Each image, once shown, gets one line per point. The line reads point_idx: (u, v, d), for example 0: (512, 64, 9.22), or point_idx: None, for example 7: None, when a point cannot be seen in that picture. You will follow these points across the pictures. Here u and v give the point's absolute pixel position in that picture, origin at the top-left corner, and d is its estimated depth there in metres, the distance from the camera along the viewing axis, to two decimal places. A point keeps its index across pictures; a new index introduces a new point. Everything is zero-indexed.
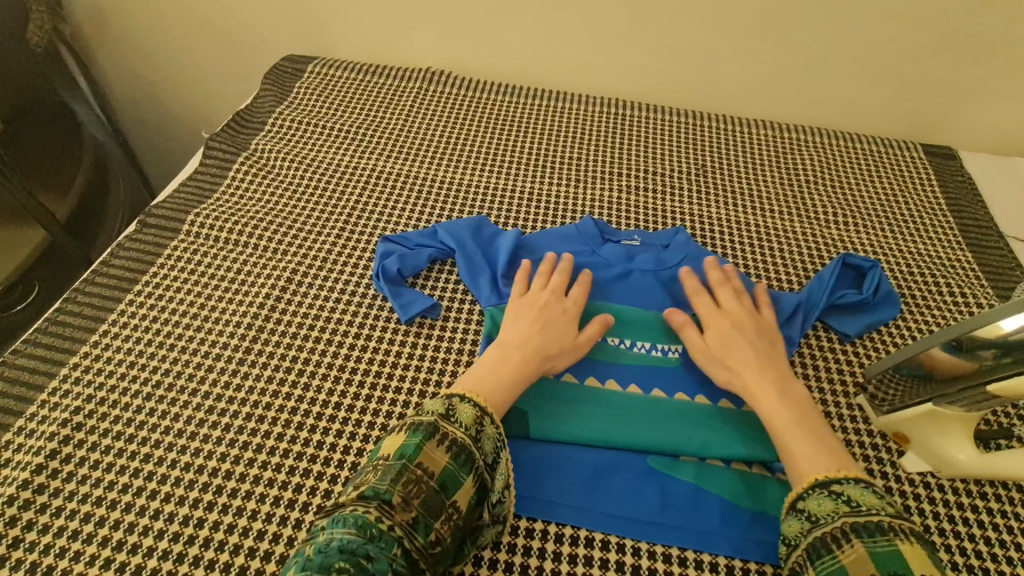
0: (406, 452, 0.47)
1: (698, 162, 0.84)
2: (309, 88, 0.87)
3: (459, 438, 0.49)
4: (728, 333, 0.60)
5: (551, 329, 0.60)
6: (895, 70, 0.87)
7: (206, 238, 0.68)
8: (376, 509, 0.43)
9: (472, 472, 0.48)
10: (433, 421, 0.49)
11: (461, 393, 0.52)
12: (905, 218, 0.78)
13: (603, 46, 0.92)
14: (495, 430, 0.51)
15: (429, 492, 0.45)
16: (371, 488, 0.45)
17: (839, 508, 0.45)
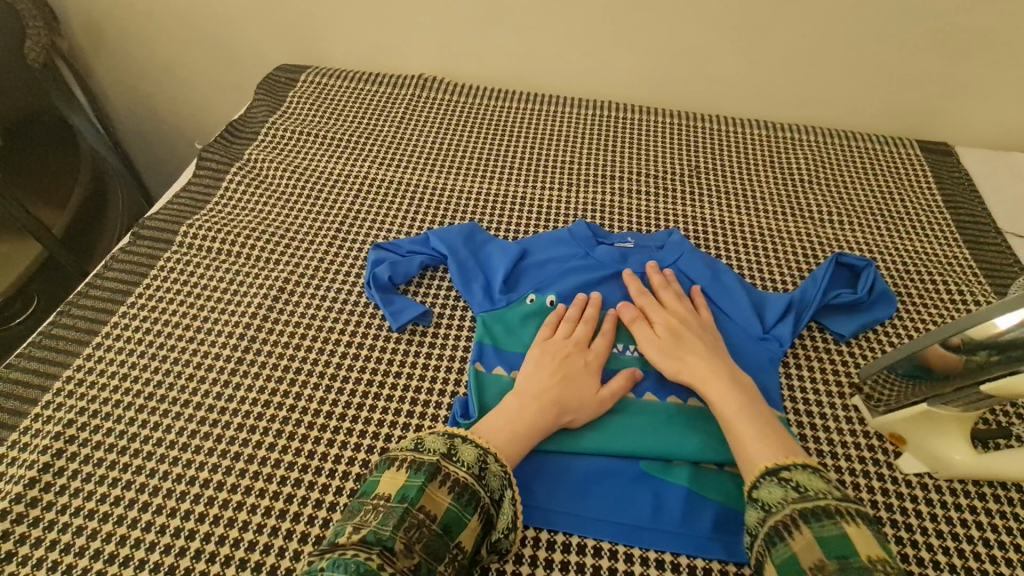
0: (407, 494, 0.45)
1: (691, 166, 0.87)
2: (311, 102, 0.93)
3: (463, 478, 0.47)
4: (671, 326, 0.61)
5: (575, 382, 0.57)
6: (876, 65, 0.91)
7: (204, 251, 0.70)
8: (378, 556, 0.42)
9: (476, 511, 0.47)
10: (434, 461, 0.47)
11: (471, 438, 0.50)
12: (902, 218, 0.81)
13: (596, 49, 0.96)
14: (501, 469, 0.50)
15: (430, 536, 0.44)
16: (372, 532, 0.43)
17: (789, 495, 0.45)
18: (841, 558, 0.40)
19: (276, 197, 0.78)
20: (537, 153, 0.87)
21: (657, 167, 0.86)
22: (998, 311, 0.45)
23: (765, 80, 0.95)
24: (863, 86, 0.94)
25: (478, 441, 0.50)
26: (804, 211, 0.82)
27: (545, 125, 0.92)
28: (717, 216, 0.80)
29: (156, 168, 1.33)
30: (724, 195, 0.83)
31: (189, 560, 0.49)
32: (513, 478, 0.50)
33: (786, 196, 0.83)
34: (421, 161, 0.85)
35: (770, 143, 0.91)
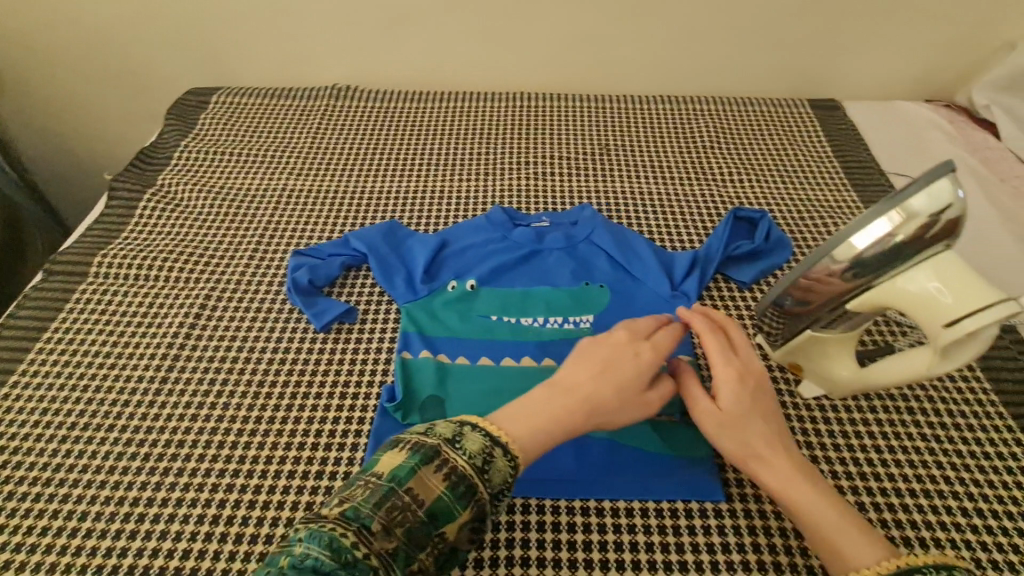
0: (398, 474, 0.40)
1: (599, 144, 0.91)
2: (224, 122, 0.94)
3: (460, 467, 0.41)
4: (745, 390, 0.50)
5: (624, 367, 0.49)
6: (759, 32, 0.98)
7: (118, 277, 0.70)
8: (355, 533, 0.37)
9: (469, 506, 0.41)
10: (436, 445, 0.42)
11: (485, 427, 0.44)
12: (795, 170, 0.88)
13: (500, 42, 0.99)
14: (509, 464, 0.43)
15: (414, 523, 0.39)
16: (353, 508, 0.38)
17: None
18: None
19: (192, 218, 0.78)
20: (453, 147, 0.90)
21: (568, 149, 0.90)
22: (854, 230, 0.47)
23: (664, 57, 1.01)
24: (752, 53, 1.00)
25: (489, 430, 0.44)
26: (707, 174, 0.87)
27: (459, 121, 0.94)
28: (627, 188, 0.85)
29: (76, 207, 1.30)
30: (632, 168, 0.88)
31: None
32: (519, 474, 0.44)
33: (690, 163, 0.89)
34: (339, 167, 0.86)
35: (673, 115, 0.97)
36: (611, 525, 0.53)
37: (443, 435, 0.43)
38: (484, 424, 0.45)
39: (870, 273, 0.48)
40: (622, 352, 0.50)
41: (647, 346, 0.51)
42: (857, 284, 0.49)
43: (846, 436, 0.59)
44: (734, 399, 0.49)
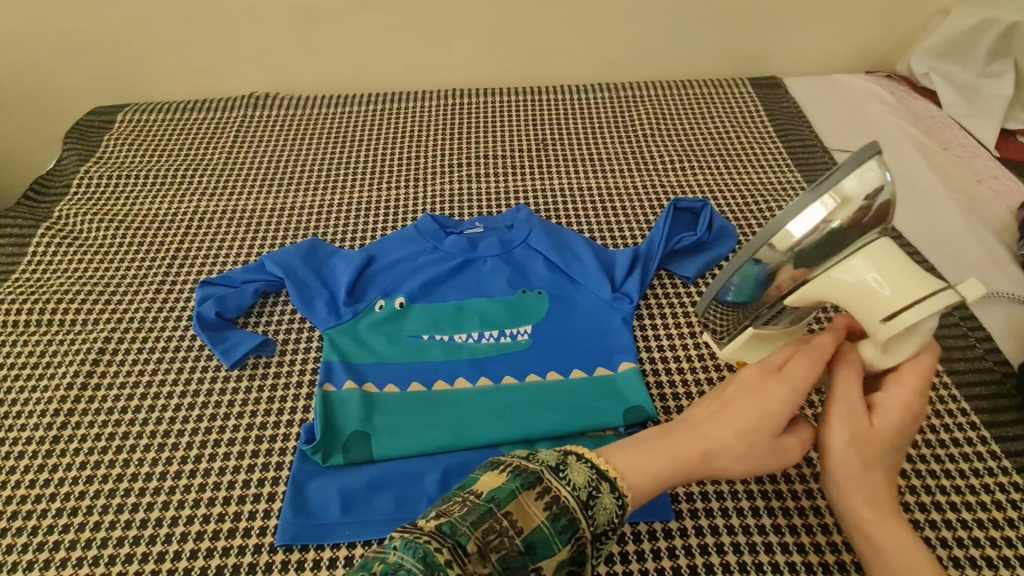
0: (497, 495, 0.36)
1: (535, 138, 0.87)
2: (128, 143, 0.87)
3: (565, 497, 0.37)
4: (909, 422, 0.42)
5: (745, 406, 0.42)
6: (694, 12, 0.94)
7: (6, 326, 0.64)
8: (450, 551, 0.33)
9: (570, 540, 0.36)
10: (539, 470, 0.37)
11: (586, 458, 0.40)
12: (737, 153, 0.85)
13: (424, 38, 0.93)
14: (613, 500, 0.39)
15: (510, 551, 0.35)
16: (449, 524, 0.34)
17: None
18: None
19: (94, 252, 0.71)
20: (380, 154, 0.84)
21: (503, 147, 0.85)
22: (790, 217, 0.41)
23: (599, 44, 0.97)
24: (689, 33, 0.97)
25: (592, 462, 0.40)
26: (648, 164, 0.83)
27: (387, 124, 0.89)
28: (566, 184, 0.80)
29: None
30: (571, 162, 0.84)
31: None
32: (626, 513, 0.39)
33: (631, 152, 0.85)
34: (256, 183, 0.80)
35: (612, 104, 0.93)
36: None
37: (546, 462, 0.39)
38: (586, 454, 0.41)
39: (809, 264, 0.43)
40: (748, 389, 0.43)
41: (777, 383, 0.42)
42: (797, 276, 0.44)
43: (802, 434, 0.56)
44: (892, 421, 0.42)
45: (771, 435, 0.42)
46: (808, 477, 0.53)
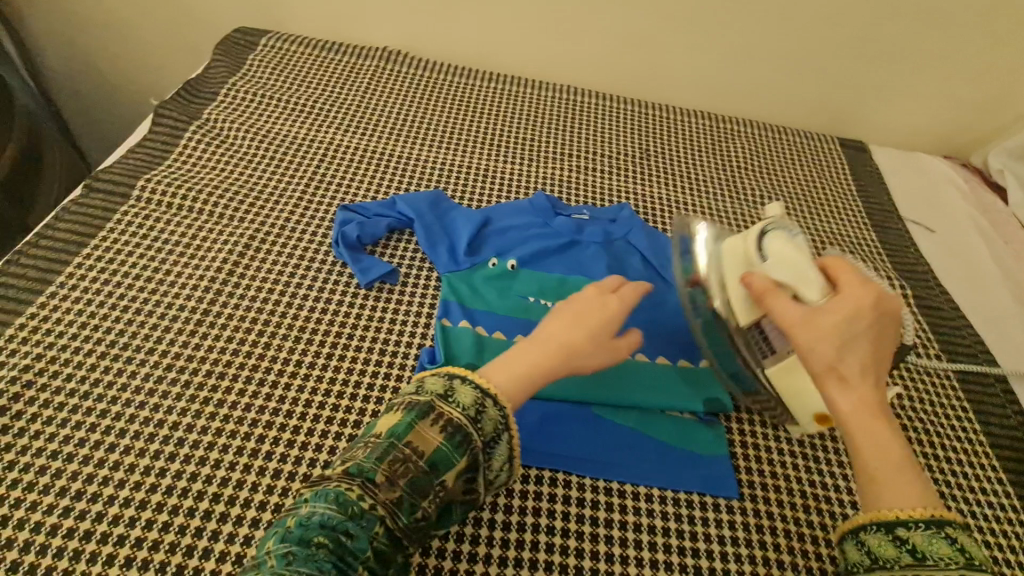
0: (396, 430, 0.43)
1: (641, 147, 0.93)
2: (266, 63, 0.91)
3: (456, 419, 0.44)
4: (866, 311, 0.48)
5: (582, 318, 0.54)
6: (811, 67, 0.99)
7: (154, 204, 0.69)
8: (359, 487, 0.41)
9: (467, 453, 0.44)
10: (429, 401, 0.45)
11: (472, 378, 0.47)
12: (822, 203, 0.92)
13: (558, 35, 0.98)
14: (498, 412, 0.46)
15: (417, 472, 0.42)
16: (356, 465, 0.42)
17: (957, 557, 0.40)
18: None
19: (239, 156, 0.77)
20: (500, 129, 0.91)
21: (611, 148, 0.92)
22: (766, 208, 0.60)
23: (715, 75, 1.02)
24: (801, 87, 1.02)
25: (479, 383, 0.47)
26: (740, 195, 0.90)
27: (508, 103, 0.95)
28: (665, 196, 0.87)
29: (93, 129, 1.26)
30: (672, 176, 0.90)
31: (161, 496, 0.50)
32: (510, 420, 0.47)
33: (726, 181, 0.92)
34: (385, 129, 0.86)
35: (714, 132, 0.99)
36: (631, 509, 0.56)
37: (433, 390, 0.45)
38: (473, 376, 0.47)
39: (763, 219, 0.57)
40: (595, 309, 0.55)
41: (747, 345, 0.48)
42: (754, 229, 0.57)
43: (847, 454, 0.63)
44: (847, 329, 0.47)
45: (608, 334, 0.54)
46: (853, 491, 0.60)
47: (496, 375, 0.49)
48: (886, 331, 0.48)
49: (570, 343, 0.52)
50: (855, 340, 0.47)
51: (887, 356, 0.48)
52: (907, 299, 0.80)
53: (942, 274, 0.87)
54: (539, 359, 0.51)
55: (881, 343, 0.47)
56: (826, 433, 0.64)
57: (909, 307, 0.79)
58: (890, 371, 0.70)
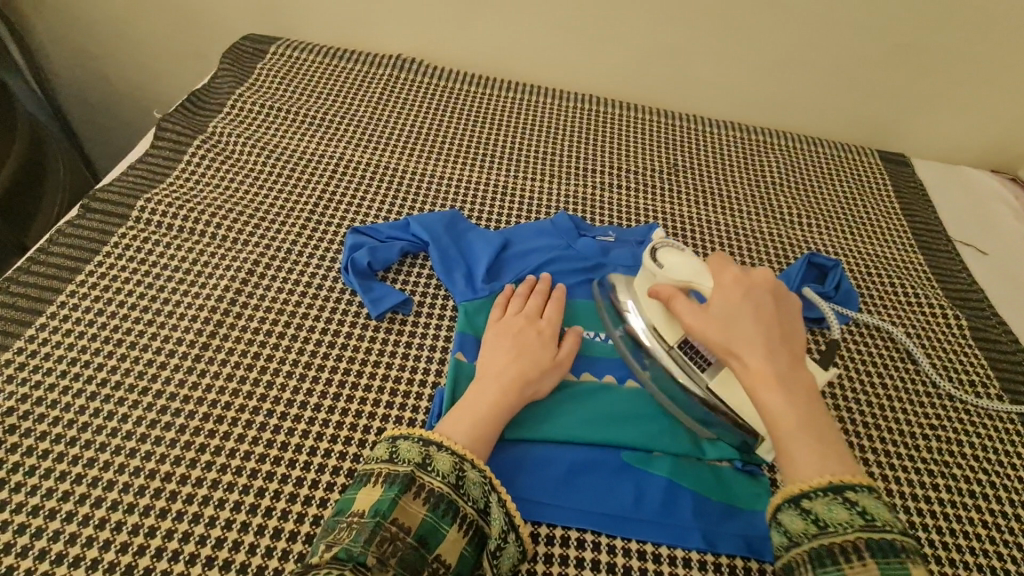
0: (381, 507, 0.44)
1: (668, 162, 0.88)
2: (274, 71, 0.87)
3: (438, 488, 0.46)
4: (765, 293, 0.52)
5: (531, 344, 0.57)
6: (852, 77, 0.93)
7: (157, 226, 0.65)
8: (352, 572, 0.40)
9: (455, 521, 0.45)
10: (410, 472, 0.46)
11: (451, 445, 0.48)
12: (864, 223, 0.86)
13: (580, 42, 0.92)
14: (481, 474, 0.48)
15: (406, 549, 0.43)
16: (344, 550, 0.42)
17: (853, 520, 0.42)
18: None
19: (246, 173, 0.73)
20: (520, 143, 0.85)
21: (637, 163, 0.87)
22: None
23: (748, 85, 0.95)
24: (840, 97, 0.96)
25: (457, 449, 0.48)
26: (775, 214, 0.84)
27: (527, 115, 0.90)
28: (695, 216, 0.81)
29: (102, 139, 1.23)
30: (702, 194, 0.85)
31: (150, 559, 0.45)
32: (495, 479, 0.48)
33: (759, 199, 0.86)
34: (399, 144, 0.81)
35: (746, 146, 0.93)
36: (667, 574, 0.51)
37: (412, 458, 0.47)
38: (448, 440, 0.48)
39: None
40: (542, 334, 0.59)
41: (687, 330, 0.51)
42: None
43: (903, 509, 0.57)
44: (736, 319, 0.50)
45: (550, 354, 0.58)
46: None
47: (455, 431, 0.50)
48: (771, 311, 0.51)
49: (522, 375, 0.55)
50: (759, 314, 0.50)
51: (793, 336, 0.51)
52: (964, 331, 0.73)
53: (996, 301, 0.80)
54: (488, 405, 0.52)
55: (773, 321, 0.50)
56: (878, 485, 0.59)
57: (965, 341, 0.72)
58: (942, 415, 0.65)
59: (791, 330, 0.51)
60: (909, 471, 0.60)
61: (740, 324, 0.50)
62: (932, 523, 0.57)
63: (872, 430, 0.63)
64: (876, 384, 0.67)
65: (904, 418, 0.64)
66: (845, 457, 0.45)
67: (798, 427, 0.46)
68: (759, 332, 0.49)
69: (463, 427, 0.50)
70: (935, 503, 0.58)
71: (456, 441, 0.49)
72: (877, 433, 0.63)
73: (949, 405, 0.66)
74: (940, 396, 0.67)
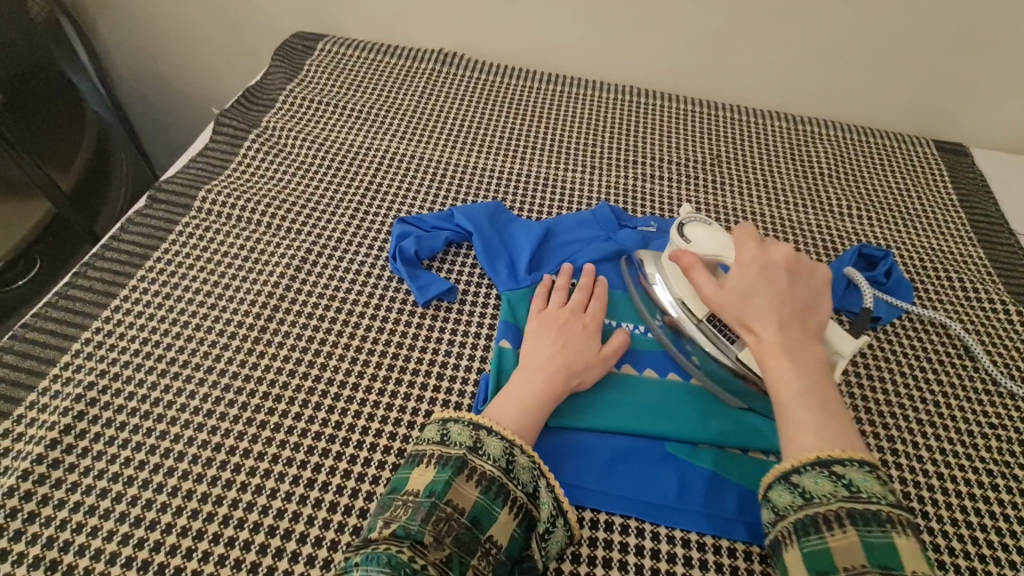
0: (435, 488, 0.46)
1: (710, 152, 0.87)
2: (321, 66, 0.90)
3: (489, 471, 0.47)
4: (794, 271, 0.54)
5: (576, 339, 0.58)
6: (907, 64, 0.89)
7: (217, 215, 0.69)
8: (409, 549, 0.42)
9: (505, 504, 0.47)
10: (462, 456, 0.47)
11: (500, 430, 0.49)
12: (917, 214, 0.83)
13: (620, 33, 0.92)
14: (529, 459, 0.49)
15: (460, 530, 0.44)
16: (401, 527, 0.44)
17: (838, 491, 0.44)
18: (884, 568, 0.40)
19: (297, 165, 0.76)
20: (561, 135, 0.86)
21: (679, 154, 0.86)
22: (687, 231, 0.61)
23: (795, 73, 0.93)
24: (893, 85, 0.92)
25: (505, 433, 0.49)
26: (824, 205, 0.82)
27: (567, 107, 0.90)
28: (738, 207, 0.80)
29: (161, 136, 1.30)
30: (745, 185, 0.83)
31: (217, 526, 0.48)
32: (543, 464, 0.49)
33: (806, 190, 0.84)
34: (443, 136, 0.83)
35: (792, 136, 0.91)
36: (711, 563, 0.51)
37: (464, 442, 0.48)
38: (498, 426, 0.50)
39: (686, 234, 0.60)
40: (586, 330, 0.59)
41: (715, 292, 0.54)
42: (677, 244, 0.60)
43: (958, 508, 0.56)
44: (755, 295, 0.52)
45: (596, 350, 0.58)
46: (972, 555, 0.53)
47: (504, 416, 0.51)
48: (790, 284, 0.53)
49: (567, 364, 0.56)
50: (784, 288, 0.53)
51: (812, 314, 0.53)
52: None
53: None
54: (535, 393, 0.53)
55: (790, 299, 0.52)
56: (933, 483, 0.57)
57: None
58: (1001, 413, 0.63)
59: (810, 303, 0.53)
60: (966, 470, 0.58)
61: (762, 294, 0.52)
62: (991, 524, 0.55)
63: (927, 427, 0.61)
64: (931, 380, 0.64)
65: (960, 416, 0.62)
66: (845, 433, 0.47)
67: (803, 398, 0.48)
68: (775, 308, 0.52)
69: (509, 413, 0.51)
70: (994, 504, 0.56)
71: (505, 426, 0.50)
72: (931, 431, 0.61)
73: (1009, 404, 0.63)
74: (1001, 394, 0.64)
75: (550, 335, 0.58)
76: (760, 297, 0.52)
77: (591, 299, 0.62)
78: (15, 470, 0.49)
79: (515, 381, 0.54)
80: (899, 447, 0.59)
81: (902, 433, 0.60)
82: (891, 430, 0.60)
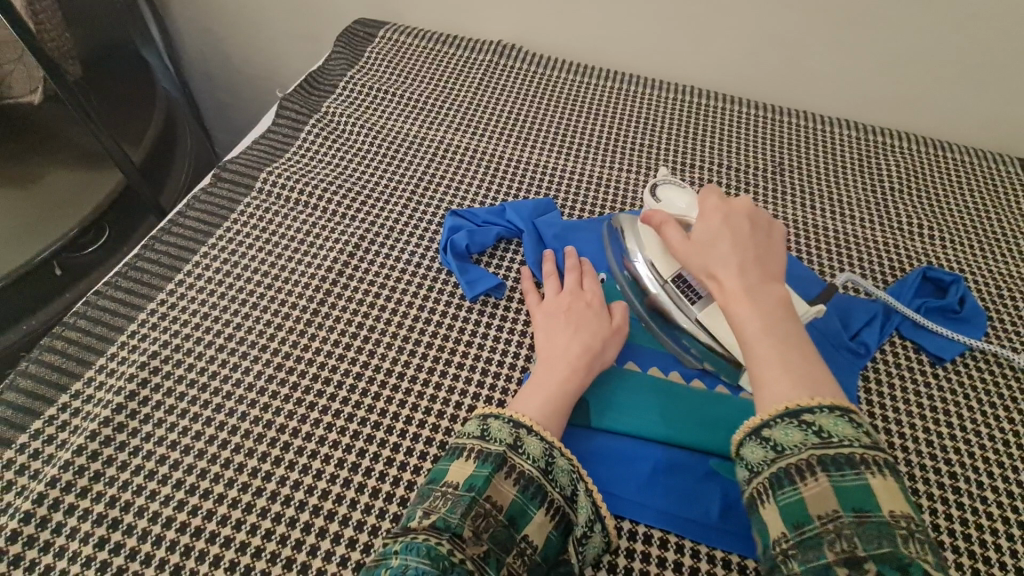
0: (475, 483, 0.46)
1: (773, 159, 0.83)
2: (382, 54, 0.91)
3: (528, 471, 0.47)
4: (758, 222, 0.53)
5: (585, 319, 0.58)
6: (999, 77, 0.83)
7: (276, 198, 0.71)
8: (448, 542, 0.42)
9: (542, 505, 0.46)
10: (502, 453, 0.47)
11: (539, 430, 0.49)
12: (998, 237, 0.77)
13: (685, 33, 0.89)
14: (568, 462, 0.49)
15: (497, 527, 0.44)
16: (441, 519, 0.44)
17: (808, 440, 0.42)
18: (857, 511, 0.38)
19: (354, 151, 0.77)
20: (617, 134, 0.84)
21: (739, 159, 0.83)
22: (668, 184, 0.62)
23: (871, 81, 0.88)
24: (981, 99, 0.86)
25: (544, 434, 0.49)
26: (891, 221, 0.78)
27: (625, 105, 0.88)
28: (797, 218, 0.77)
29: (223, 115, 1.35)
30: (808, 196, 0.80)
31: (265, 501, 0.50)
32: (581, 469, 0.49)
33: (873, 204, 0.80)
34: (498, 129, 0.83)
35: (864, 147, 0.86)
36: None
37: (504, 440, 0.48)
38: (539, 426, 0.49)
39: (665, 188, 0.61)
40: (592, 307, 0.59)
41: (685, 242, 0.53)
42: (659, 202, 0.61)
43: None
44: (718, 242, 0.51)
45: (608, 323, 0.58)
46: None
47: (530, 408, 0.51)
48: (751, 232, 0.52)
49: (585, 349, 0.55)
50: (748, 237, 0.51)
51: (777, 261, 0.52)
52: None
53: None
54: (560, 385, 0.53)
55: (751, 243, 0.51)
56: (1001, 529, 0.53)
57: None
58: None
59: (770, 249, 0.52)
60: None
61: (725, 241, 0.51)
62: None
63: (995, 468, 0.57)
64: (1001, 418, 0.61)
65: None
66: (816, 376, 0.45)
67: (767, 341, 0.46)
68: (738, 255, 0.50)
69: (539, 406, 0.51)
70: None
71: (537, 422, 0.50)
72: (997, 469, 0.57)
73: None
74: None
75: (561, 322, 0.58)
76: (724, 243, 0.51)
77: (591, 278, 0.62)
78: (83, 430, 0.52)
79: (532, 375, 0.55)
80: (962, 486, 0.56)
81: (966, 471, 0.57)
82: (955, 467, 0.57)
